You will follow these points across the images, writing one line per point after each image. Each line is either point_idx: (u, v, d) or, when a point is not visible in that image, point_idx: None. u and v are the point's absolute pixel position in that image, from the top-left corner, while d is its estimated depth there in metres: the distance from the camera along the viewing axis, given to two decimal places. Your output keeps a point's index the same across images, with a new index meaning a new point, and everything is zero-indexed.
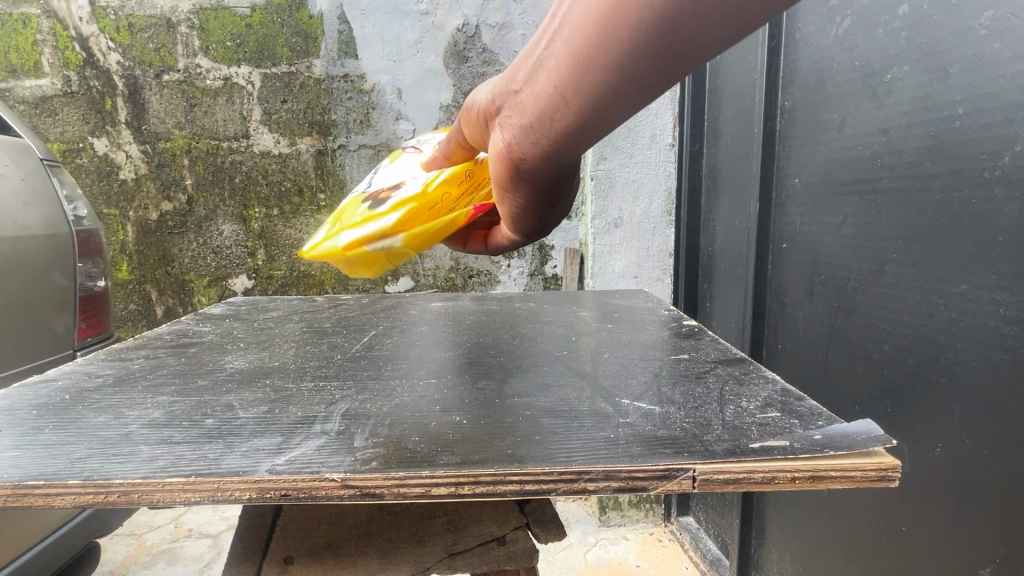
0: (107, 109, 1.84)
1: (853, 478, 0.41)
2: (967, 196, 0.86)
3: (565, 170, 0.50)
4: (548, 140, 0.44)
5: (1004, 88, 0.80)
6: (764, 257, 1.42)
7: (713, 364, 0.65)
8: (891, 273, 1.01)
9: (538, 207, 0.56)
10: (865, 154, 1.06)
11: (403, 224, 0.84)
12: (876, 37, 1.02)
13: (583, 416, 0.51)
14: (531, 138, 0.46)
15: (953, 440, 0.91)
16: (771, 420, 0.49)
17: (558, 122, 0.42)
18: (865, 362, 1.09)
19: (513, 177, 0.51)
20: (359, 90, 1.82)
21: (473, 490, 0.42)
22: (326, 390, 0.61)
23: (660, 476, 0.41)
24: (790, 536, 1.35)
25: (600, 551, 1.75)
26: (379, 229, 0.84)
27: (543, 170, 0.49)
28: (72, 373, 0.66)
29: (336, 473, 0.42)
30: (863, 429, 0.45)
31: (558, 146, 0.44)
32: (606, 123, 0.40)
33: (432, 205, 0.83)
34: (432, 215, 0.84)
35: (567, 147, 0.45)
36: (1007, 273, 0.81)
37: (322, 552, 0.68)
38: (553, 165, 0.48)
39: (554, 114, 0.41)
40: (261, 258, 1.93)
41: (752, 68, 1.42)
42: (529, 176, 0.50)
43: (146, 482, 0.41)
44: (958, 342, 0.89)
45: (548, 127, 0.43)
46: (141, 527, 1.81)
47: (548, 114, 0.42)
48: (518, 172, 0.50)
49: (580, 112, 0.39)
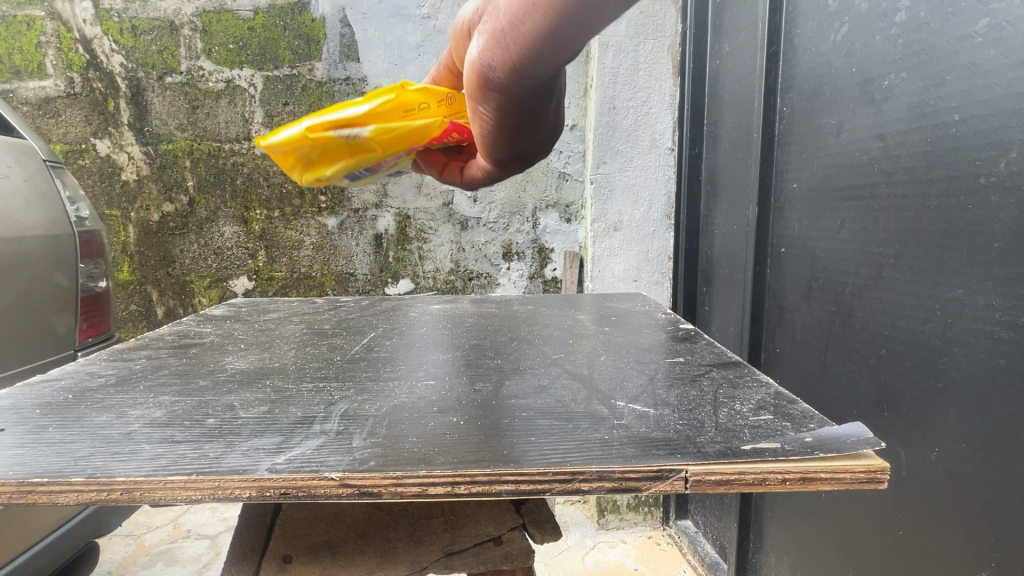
0: (109, 111, 1.86)
1: (842, 480, 0.42)
2: (963, 201, 0.87)
3: (540, 94, 0.40)
4: (516, 48, 0.34)
5: (1000, 96, 0.81)
6: (763, 260, 1.42)
7: (708, 368, 0.66)
8: (888, 278, 1.02)
9: (504, 140, 0.46)
10: (863, 159, 1.07)
11: (377, 117, 0.70)
12: (874, 44, 1.03)
13: (579, 418, 0.52)
14: (497, 46, 0.35)
15: (948, 445, 0.91)
16: (763, 422, 0.50)
17: (527, 24, 0.32)
18: (863, 366, 1.09)
19: (473, 98, 0.41)
20: (360, 93, 1.83)
21: (469, 490, 0.42)
22: (326, 391, 0.61)
23: (653, 477, 0.42)
24: (788, 540, 1.36)
25: (598, 554, 1.76)
26: (345, 114, 0.70)
27: (511, 99, 0.40)
28: (75, 373, 0.67)
29: (335, 472, 0.42)
30: (852, 432, 0.46)
31: (527, 60, 0.35)
32: (587, 24, 0.31)
33: (411, 103, 0.69)
34: (405, 118, 0.70)
35: (537, 62, 0.35)
36: (1002, 278, 0.82)
37: (321, 552, 0.69)
38: (522, 86, 0.38)
39: (526, 11, 0.32)
40: (262, 259, 1.93)
41: (751, 73, 1.43)
42: (494, 97, 0.40)
43: (149, 480, 0.41)
44: (954, 347, 0.90)
45: (517, 28, 0.33)
46: (140, 528, 1.81)
47: (515, 13, 0.32)
48: (481, 90, 0.40)
49: (552, 9, 0.30)
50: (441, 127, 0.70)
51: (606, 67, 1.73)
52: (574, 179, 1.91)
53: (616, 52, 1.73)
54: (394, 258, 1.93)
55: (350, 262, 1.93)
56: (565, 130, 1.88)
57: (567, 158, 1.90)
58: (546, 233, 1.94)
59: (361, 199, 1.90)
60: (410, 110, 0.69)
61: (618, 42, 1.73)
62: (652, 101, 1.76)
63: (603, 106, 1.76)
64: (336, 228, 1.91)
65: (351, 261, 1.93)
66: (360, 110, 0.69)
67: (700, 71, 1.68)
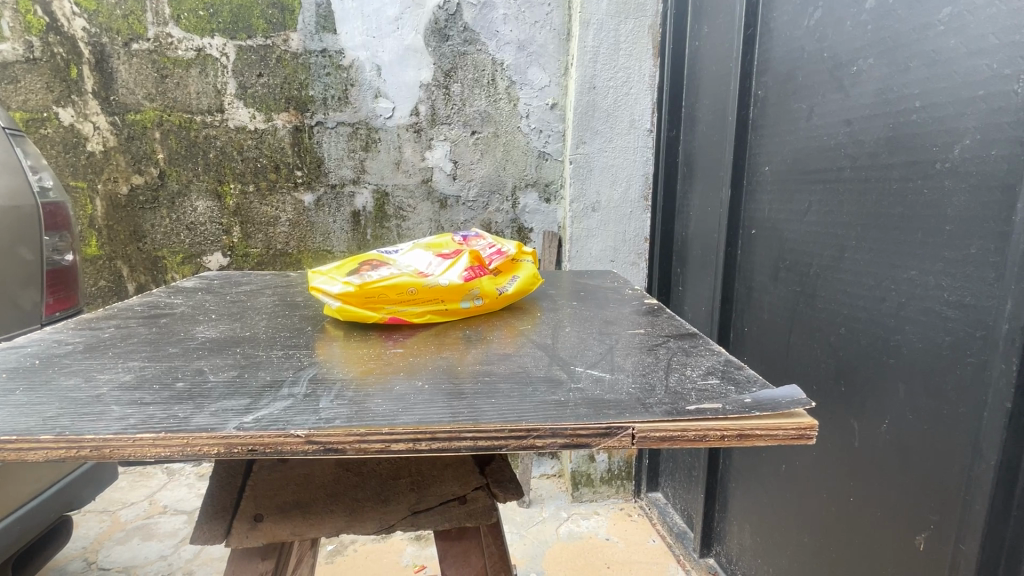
0: (72, 78, 1.79)
1: (776, 436, 0.45)
2: (919, 186, 0.91)
3: None
4: None
5: (958, 84, 0.84)
6: (734, 242, 1.47)
7: (665, 338, 0.69)
8: (850, 258, 1.07)
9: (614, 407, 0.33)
10: (830, 144, 1.11)
11: (363, 302, 0.75)
12: (845, 29, 1.06)
13: (539, 382, 0.55)
14: None
15: (897, 416, 0.97)
16: (710, 386, 0.53)
17: None
18: (824, 343, 1.15)
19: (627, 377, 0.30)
20: (337, 66, 1.79)
21: (430, 446, 0.45)
22: (295, 357, 0.63)
23: (602, 434, 0.45)
24: (751, 507, 1.44)
25: (572, 525, 1.83)
26: (339, 306, 0.75)
27: None
28: (41, 341, 0.66)
29: (301, 429, 0.44)
30: (790, 393, 0.49)
31: None
32: None
33: (402, 303, 0.76)
34: (395, 310, 0.76)
35: None
36: (951, 260, 0.87)
37: (291, 510, 0.72)
38: None
39: None
40: (237, 235, 1.91)
41: (728, 54, 1.45)
42: None
43: (118, 437, 0.43)
44: (906, 325, 0.95)
45: None
46: (115, 503, 1.80)
47: None
48: None
49: None
50: (422, 311, 0.78)
51: (587, 45, 1.72)
52: (554, 159, 1.91)
53: (596, 30, 1.72)
54: (372, 236, 1.91)
55: (327, 239, 1.91)
56: (546, 109, 1.87)
57: (547, 138, 1.90)
58: (525, 213, 1.94)
59: (339, 174, 1.87)
60: (402, 304, 0.76)
61: (600, 19, 1.71)
62: (632, 81, 1.77)
63: (583, 85, 1.75)
64: (313, 204, 1.89)
65: (328, 238, 1.91)
66: (346, 305, 0.74)
67: (680, 52, 1.69)
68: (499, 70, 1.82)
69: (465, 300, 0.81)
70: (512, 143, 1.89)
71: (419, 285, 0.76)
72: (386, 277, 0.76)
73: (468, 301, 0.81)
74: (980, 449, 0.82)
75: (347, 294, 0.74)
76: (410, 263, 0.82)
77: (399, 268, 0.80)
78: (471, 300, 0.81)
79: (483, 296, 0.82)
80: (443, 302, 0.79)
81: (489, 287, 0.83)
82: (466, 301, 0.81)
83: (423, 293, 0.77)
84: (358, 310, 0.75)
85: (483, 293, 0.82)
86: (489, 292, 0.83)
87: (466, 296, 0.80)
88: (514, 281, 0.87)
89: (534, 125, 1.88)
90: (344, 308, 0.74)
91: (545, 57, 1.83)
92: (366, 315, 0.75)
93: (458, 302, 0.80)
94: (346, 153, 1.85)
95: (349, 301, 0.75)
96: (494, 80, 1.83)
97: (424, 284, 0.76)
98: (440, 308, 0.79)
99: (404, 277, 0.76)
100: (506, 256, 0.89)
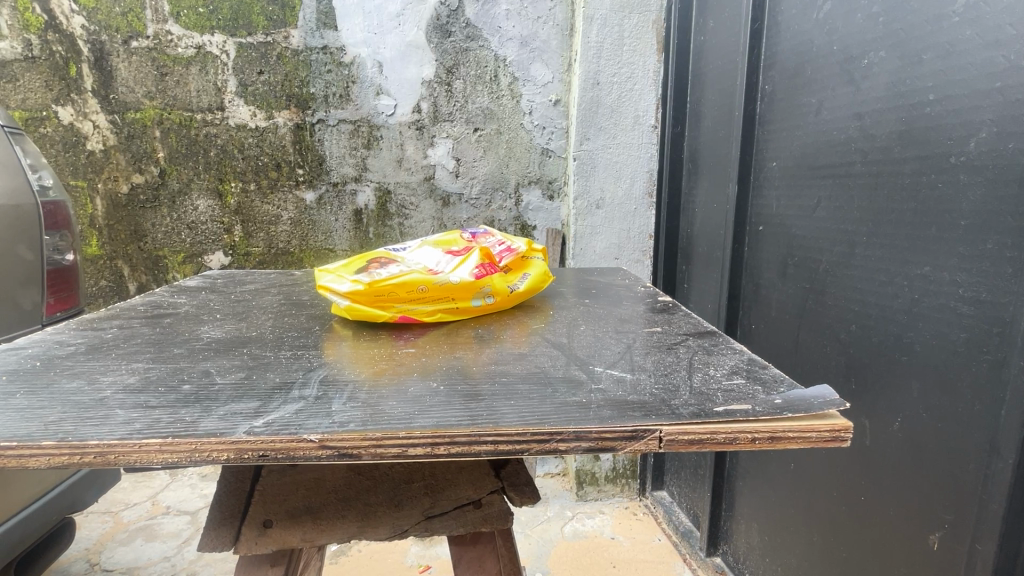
0: (71, 76, 1.77)
1: (808, 438, 0.43)
2: (933, 180, 0.89)
3: None
4: None
5: (973, 76, 0.82)
6: (742, 238, 1.45)
7: (684, 336, 0.67)
8: (861, 254, 1.05)
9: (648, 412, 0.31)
10: (841, 138, 1.09)
11: (373, 302, 0.73)
12: (855, 21, 1.04)
13: (557, 382, 0.53)
14: None
15: (910, 415, 0.95)
16: (736, 386, 0.51)
17: None
18: (834, 341, 1.13)
19: None
20: (338, 63, 1.77)
21: (449, 450, 0.43)
22: (304, 357, 0.61)
23: (629, 437, 0.43)
24: (759, 506, 1.42)
25: (576, 524, 1.82)
26: (347, 305, 0.73)
27: None
28: (42, 342, 0.65)
29: (314, 433, 0.42)
30: (819, 394, 0.47)
31: None
32: None
33: (413, 303, 0.75)
34: (406, 310, 0.75)
35: None
36: (967, 255, 0.85)
37: (302, 516, 0.71)
38: None
39: None
40: (238, 234, 1.89)
41: (735, 48, 1.42)
42: None
43: (124, 443, 0.41)
44: (920, 322, 0.93)
45: None
46: (117, 504, 1.79)
47: None
48: None
49: None
50: (432, 311, 0.76)
51: (591, 39, 1.70)
52: (557, 156, 1.89)
53: (600, 25, 1.69)
54: (374, 234, 1.90)
55: (329, 238, 1.89)
56: (549, 105, 1.85)
57: (551, 134, 1.88)
58: (529, 211, 1.92)
59: (340, 172, 1.85)
60: (413, 304, 0.75)
61: (603, 15, 1.69)
62: (637, 76, 1.75)
63: (587, 81, 1.73)
64: (314, 202, 1.87)
65: (330, 236, 1.89)
66: (354, 304, 0.73)
67: (684, 47, 1.67)
68: (502, 66, 1.80)
69: (476, 299, 0.79)
70: (515, 140, 1.87)
71: (430, 284, 0.75)
72: (395, 275, 0.74)
73: (480, 300, 0.80)
74: (998, 448, 0.80)
75: (356, 294, 0.72)
76: (419, 261, 0.80)
77: (409, 266, 0.78)
78: (482, 299, 0.80)
79: (495, 293, 0.81)
80: (453, 300, 0.77)
81: (501, 284, 0.81)
82: (477, 300, 0.79)
83: (433, 291, 0.75)
84: (368, 309, 0.73)
85: (495, 290, 0.80)
86: (500, 290, 0.81)
87: (477, 295, 0.79)
88: (525, 278, 0.85)
89: (537, 121, 1.86)
90: (352, 307, 0.73)
91: (547, 53, 1.80)
92: (376, 314, 0.73)
93: (471, 300, 0.79)
94: (348, 151, 1.83)
95: (358, 300, 0.73)
96: (496, 77, 1.81)
97: (435, 283, 0.75)
98: (452, 307, 0.77)
99: (415, 276, 0.74)
100: (517, 252, 0.87)
